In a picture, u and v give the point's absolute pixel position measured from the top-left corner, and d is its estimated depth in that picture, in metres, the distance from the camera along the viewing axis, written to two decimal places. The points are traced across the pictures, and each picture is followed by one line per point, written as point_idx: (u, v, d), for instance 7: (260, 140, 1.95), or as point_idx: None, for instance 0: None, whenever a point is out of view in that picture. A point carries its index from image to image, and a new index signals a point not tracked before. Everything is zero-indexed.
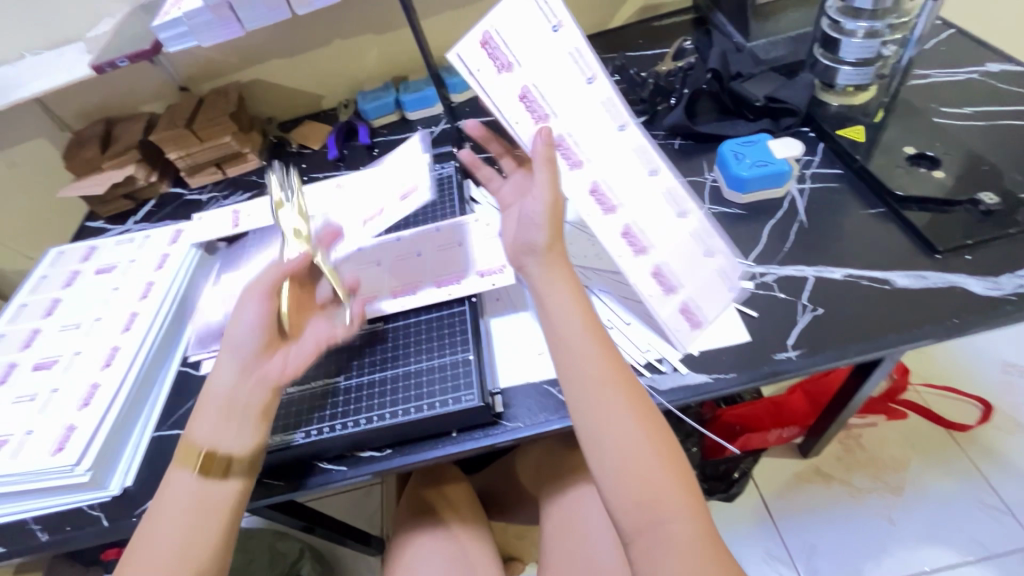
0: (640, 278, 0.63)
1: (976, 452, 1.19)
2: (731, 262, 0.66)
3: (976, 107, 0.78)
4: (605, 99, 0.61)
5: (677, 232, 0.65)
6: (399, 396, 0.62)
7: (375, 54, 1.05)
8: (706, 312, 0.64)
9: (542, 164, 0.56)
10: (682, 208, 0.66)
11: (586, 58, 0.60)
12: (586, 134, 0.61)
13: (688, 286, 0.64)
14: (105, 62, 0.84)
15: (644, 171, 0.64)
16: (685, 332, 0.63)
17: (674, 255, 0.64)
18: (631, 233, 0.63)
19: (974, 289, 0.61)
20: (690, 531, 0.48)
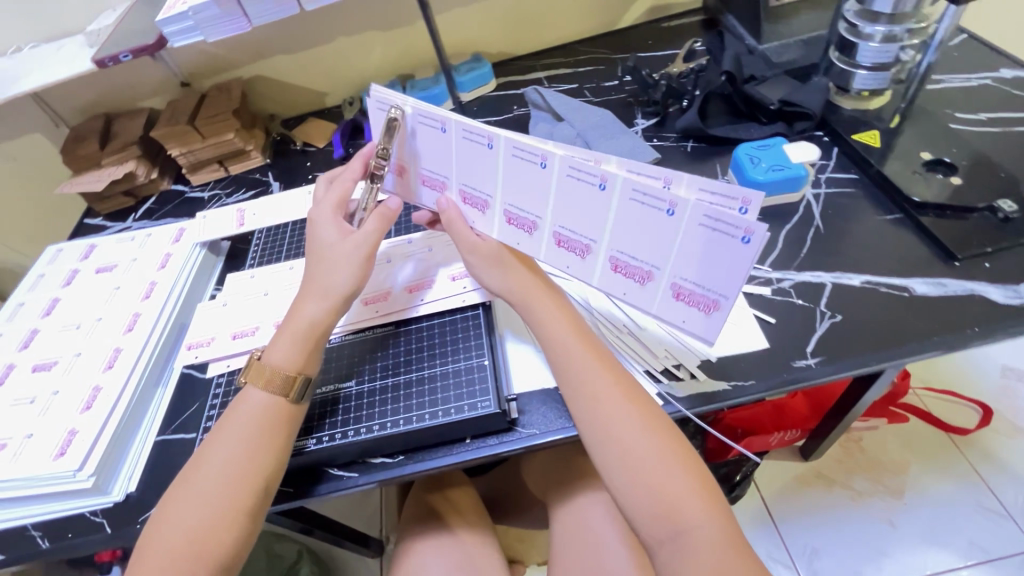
0: (603, 280, 0.57)
1: (977, 456, 1.19)
2: (703, 208, 0.47)
3: (991, 113, 0.77)
4: (462, 132, 0.55)
5: (623, 213, 0.51)
6: (412, 402, 0.61)
7: (381, 51, 1.04)
8: (706, 285, 0.51)
9: (449, 224, 0.61)
10: (598, 177, 0.50)
11: (429, 112, 0.56)
12: (469, 173, 0.58)
13: (664, 266, 0.52)
14: (108, 55, 0.81)
15: (534, 168, 0.53)
16: (701, 318, 0.53)
17: (626, 239, 0.53)
18: (566, 238, 0.57)
19: (993, 297, 0.60)
20: (714, 538, 0.47)
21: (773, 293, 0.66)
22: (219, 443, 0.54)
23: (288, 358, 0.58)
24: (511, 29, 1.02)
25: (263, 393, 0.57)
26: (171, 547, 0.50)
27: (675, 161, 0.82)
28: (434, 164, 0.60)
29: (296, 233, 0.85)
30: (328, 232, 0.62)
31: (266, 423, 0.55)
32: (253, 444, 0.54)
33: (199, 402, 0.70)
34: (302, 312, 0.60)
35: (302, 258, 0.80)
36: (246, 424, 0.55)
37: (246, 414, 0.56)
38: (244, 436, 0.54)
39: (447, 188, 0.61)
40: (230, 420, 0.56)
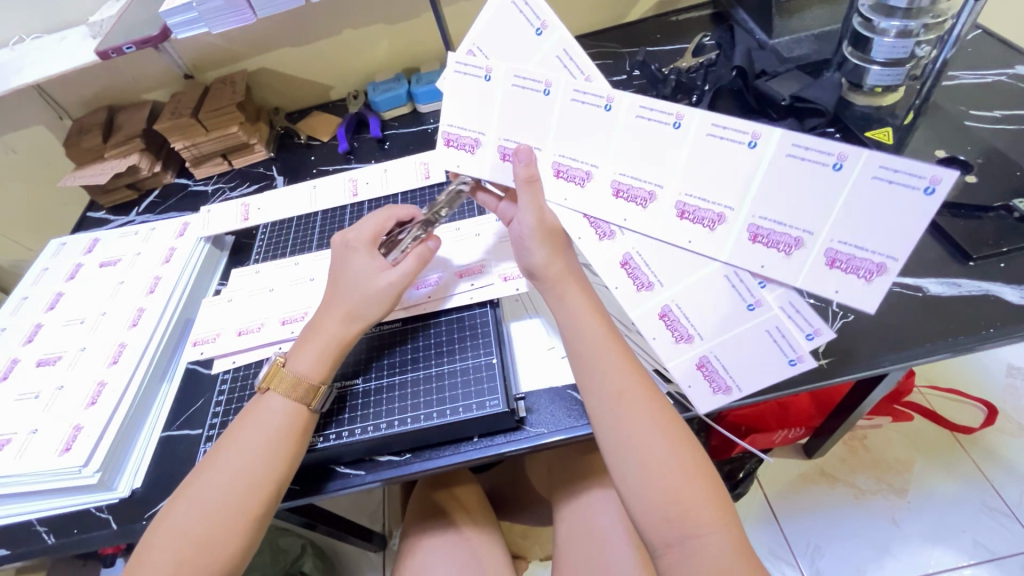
0: (644, 317, 0.59)
1: (982, 455, 1.19)
2: (879, 156, 0.47)
3: (1005, 110, 0.77)
4: (557, 53, 0.57)
5: (698, 148, 0.54)
6: (420, 400, 0.61)
7: (386, 44, 1.02)
8: (733, 373, 0.57)
9: (524, 187, 0.56)
10: (674, 115, 0.54)
11: (529, 74, 0.57)
12: (579, 140, 0.58)
13: (710, 337, 0.57)
14: (110, 47, 0.80)
15: (598, 111, 0.56)
16: (784, 342, 0.54)
17: (692, 292, 0.57)
18: (633, 265, 0.59)
19: (1009, 298, 0.60)
20: (723, 546, 0.47)
21: None
22: (236, 445, 0.54)
23: (311, 368, 0.58)
24: None
25: (286, 400, 0.57)
26: (177, 549, 0.50)
27: None
28: (466, 120, 0.62)
29: (300, 229, 0.85)
30: (363, 265, 0.61)
31: (281, 433, 0.55)
32: (269, 450, 0.54)
33: (203, 399, 0.69)
34: (330, 330, 0.60)
35: (307, 253, 0.80)
36: (264, 430, 0.55)
37: (263, 419, 0.56)
38: (262, 440, 0.54)
39: (479, 146, 0.62)
40: (247, 424, 0.56)
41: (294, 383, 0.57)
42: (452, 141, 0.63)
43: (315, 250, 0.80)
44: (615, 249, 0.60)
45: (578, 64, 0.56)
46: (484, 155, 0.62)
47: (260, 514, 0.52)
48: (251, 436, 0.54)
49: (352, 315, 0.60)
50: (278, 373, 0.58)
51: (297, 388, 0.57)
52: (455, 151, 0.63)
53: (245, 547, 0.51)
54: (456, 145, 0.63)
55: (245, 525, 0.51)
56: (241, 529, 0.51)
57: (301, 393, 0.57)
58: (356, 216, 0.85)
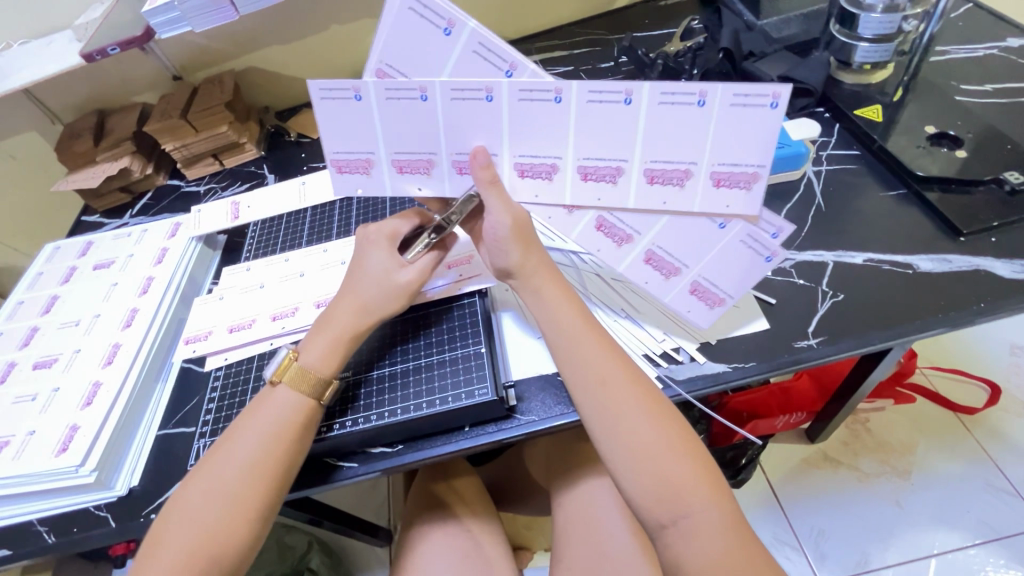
0: (632, 268, 0.60)
1: (985, 434, 1.18)
2: (731, 86, 0.46)
3: (997, 84, 0.76)
4: (472, 49, 0.51)
5: (655, 119, 0.50)
6: (410, 390, 0.61)
7: (373, 39, 1.03)
8: (721, 284, 0.58)
9: (488, 189, 0.55)
10: (622, 92, 0.49)
11: (398, 83, 0.52)
12: (522, 134, 0.53)
13: (693, 263, 0.58)
14: (95, 49, 0.80)
15: (550, 104, 0.51)
16: (756, 246, 0.55)
17: (671, 231, 0.57)
18: (609, 224, 0.58)
19: (1000, 272, 0.59)
20: (714, 524, 0.47)
21: (774, 274, 0.65)
22: (243, 433, 0.55)
23: (322, 360, 0.58)
24: (506, 11, 1.00)
25: (291, 391, 0.57)
26: (185, 538, 0.50)
27: None
28: (349, 145, 0.57)
29: (290, 226, 0.85)
30: (379, 261, 0.62)
31: (280, 430, 0.55)
32: (278, 438, 0.54)
33: (199, 397, 0.70)
34: (339, 322, 0.60)
35: (297, 249, 0.80)
36: (276, 421, 0.55)
37: (272, 409, 0.56)
38: (270, 429, 0.54)
39: (372, 167, 0.59)
40: (255, 415, 0.56)
41: (307, 377, 0.57)
42: (344, 168, 0.59)
43: (306, 246, 0.80)
44: (586, 220, 0.58)
45: (498, 52, 0.51)
46: (381, 173, 0.60)
47: (268, 504, 0.52)
48: (248, 434, 0.54)
49: (363, 310, 0.60)
50: (288, 366, 0.58)
51: (306, 381, 0.57)
52: (349, 177, 0.60)
53: (252, 538, 0.52)
54: (348, 170, 0.60)
55: (252, 514, 0.51)
56: (248, 518, 0.51)
57: (308, 386, 0.57)
58: (346, 209, 0.84)
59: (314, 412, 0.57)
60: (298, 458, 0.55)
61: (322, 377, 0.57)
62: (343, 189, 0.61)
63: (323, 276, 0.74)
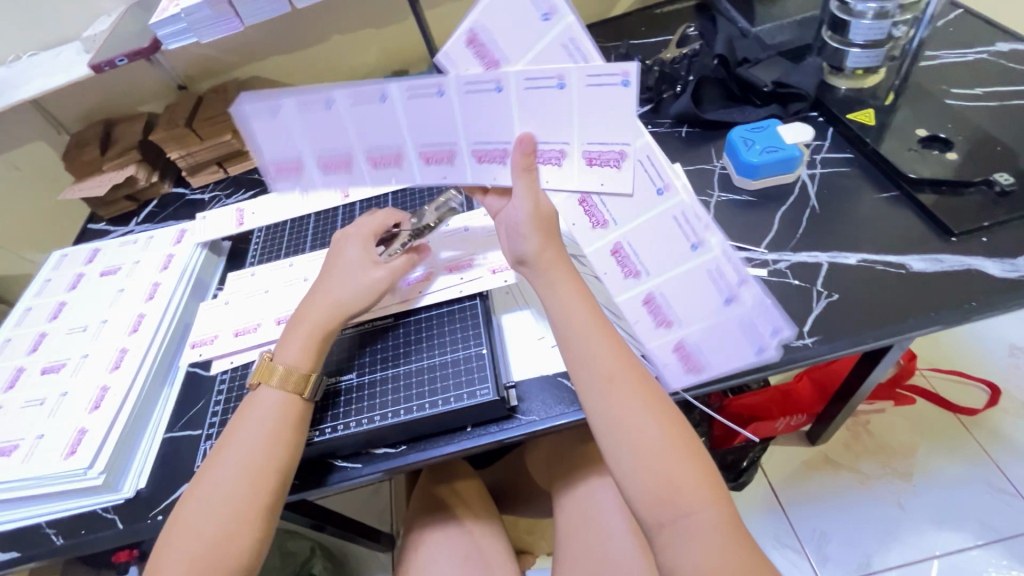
0: (628, 301, 0.62)
1: (985, 435, 1.19)
2: (583, 68, 0.51)
3: (987, 87, 0.77)
4: (562, 42, 0.51)
5: (585, 102, 0.53)
6: (413, 391, 0.62)
7: (376, 48, 1.05)
8: (706, 354, 0.58)
9: (521, 174, 0.58)
10: (619, 74, 0.51)
11: (418, 81, 0.55)
12: (540, 118, 0.56)
13: (687, 323, 0.59)
14: (104, 60, 0.82)
15: (552, 90, 0.53)
16: (752, 333, 0.56)
17: (678, 284, 0.59)
18: (624, 254, 0.61)
19: (991, 272, 0.60)
20: (713, 520, 0.47)
21: (769, 274, 0.66)
22: (241, 435, 0.56)
23: (298, 358, 0.60)
24: None
25: (279, 393, 0.58)
26: (194, 543, 0.51)
27: (670, 147, 0.82)
28: (280, 150, 0.63)
29: (294, 231, 0.86)
30: (354, 257, 0.65)
31: (271, 434, 0.56)
32: (272, 443, 0.55)
33: (204, 400, 0.71)
34: (314, 320, 0.61)
35: (301, 254, 0.82)
36: (267, 419, 0.56)
37: (262, 414, 0.57)
38: (263, 434, 0.55)
39: (403, 159, 0.62)
40: (249, 417, 0.57)
41: (289, 376, 0.59)
42: (380, 164, 0.63)
43: (309, 252, 0.81)
44: (607, 237, 0.61)
45: (582, 53, 0.51)
46: (312, 173, 0.65)
47: (272, 502, 0.54)
48: (246, 440, 0.55)
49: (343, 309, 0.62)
50: (268, 369, 0.59)
51: (290, 381, 0.58)
52: (383, 172, 0.64)
53: (258, 542, 0.53)
54: (381, 166, 0.63)
55: (256, 516, 0.53)
56: (252, 521, 0.52)
57: (295, 384, 0.58)
58: (349, 215, 0.86)
59: (302, 409, 0.58)
60: (294, 454, 0.56)
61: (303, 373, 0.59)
62: (285, 187, 0.67)
63: None
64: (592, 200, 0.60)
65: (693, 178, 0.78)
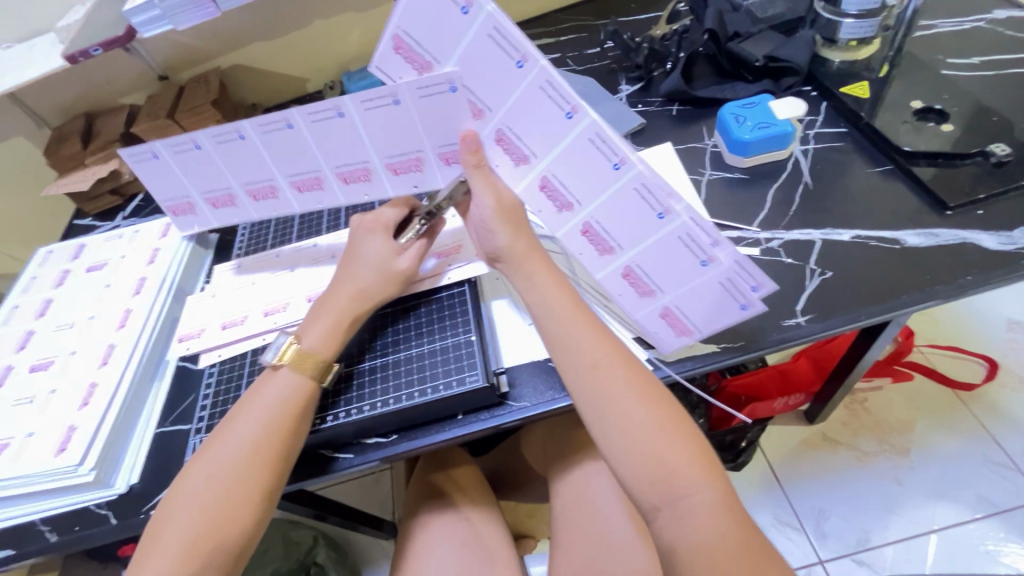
0: (609, 278, 0.61)
1: (983, 409, 1.19)
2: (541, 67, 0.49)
3: (983, 56, 0.75)
4: (487, 33, 0.49)
5: (497, 93, 0.52)
6: (402, 381, 0.61)
7: (359, 33, 1.02)
8: (693, 319, 0.58)
9: (473, 173, 0.56)
10: (515, 58, 0.49)
11: (369, 95, 0.54)
12: (498, 111, 0.53)
13: (670, 289, 0.57)
14: (77, 51, 0.80)
15: (511, 70, 0.50)
16: (734, 291, 0.54)
17: (652, 254, 0.56)
18: (594, 232, 0.58)
19: (987, 244, 0.59)
20: (710, 502, 0.47)
21: (761, 254, 0.65)
22: (237, 424, 0.55)
23: (321, 343, 0.59)
24: None
25: (295, 375, 0.57)
26: (188, 527, 0.50)
27: (661, 126, 0.81)
28: (209, 183, 0.65)
29: (280, 221, 0.85)
30: (375, 245, 0.62)
31: (280, 408, 0.55)
32: (272, 423, 0.55)
33: (194, 394, 0.70)
34: (341, 307, 0.60)
35: (288, 245, 0.80)
36: (269, 404, 0.55)
37: (268, 395, 0.56)
38: (264, 419, 0.55)
39: (372, 173, 0.62)
40: (252, 402, 0.56)
41: (303, 357, 0.58)
42: (351, 180, 0.63)
43: (296, 242, 0.80)
44: (574, 220, 0.58)
45: (512, 40, 0.48)
46: (243, 204, 0.67)
47: (269, 488, 0.53)
48: (245, 425, 0.54)
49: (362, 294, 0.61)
50: (291, 350, 0.58)
51: (304, 362, 0.57)
52: (355, 186, 0.64)
53: (254, 524, 0.52)
54: (353, 180, 0.63)
55: (252, 503, 0.52)
56: (246, 509, 0.52)
57: (310, 368, 0.57)
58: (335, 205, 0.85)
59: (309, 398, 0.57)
60: (295, 443, 0.55)
61: (321, 359, 0.58)
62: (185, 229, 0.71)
63: (314, 271, 0.74)
64: (553, 183, 0.56)
65: (684, 157, 0.77)
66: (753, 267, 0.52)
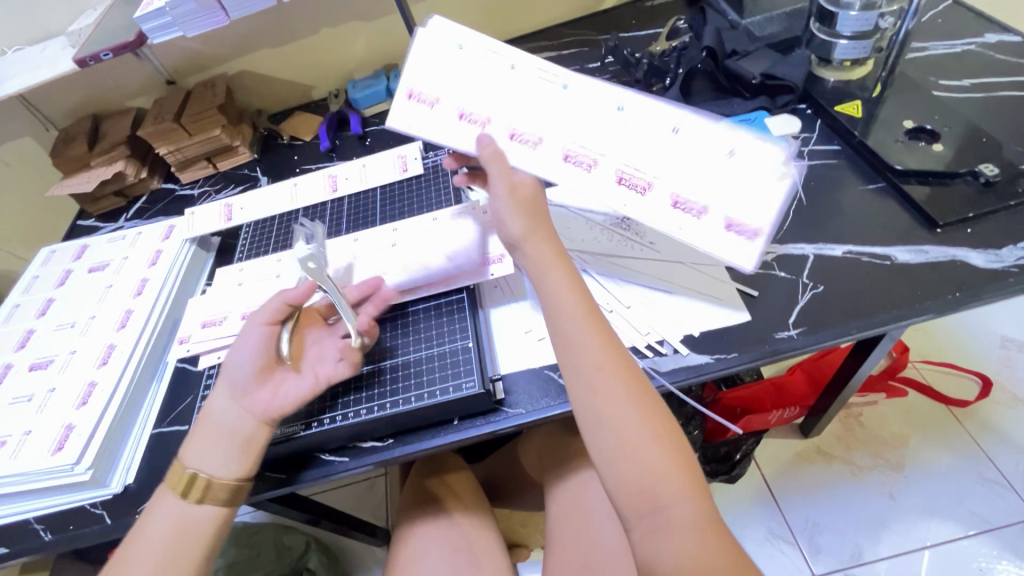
0: (658, 218, 0.57)
1: (975, 426, 1.20)
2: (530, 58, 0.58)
3: (975, 78, 0.77)
4: (483, 54, 0.58)
5: (514, 87, 0.58)
6: (400, 385, 0.62)
7: (364, 41, 1.04)
8: (754, 217, 0.55)
9: (494, 158, 0.56)
10: (505, 59, 0.58)
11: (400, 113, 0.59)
12: (517, 105, 0.58)
13: (716, 200, 0.56)
14: (88, 54, 0.82)
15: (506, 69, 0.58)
16: (771, 165, 0.55)
17: (684, 169, 0.57)
18: (625, 177, 0.58)
19: (975, 262, 0.61)
20: (693, 514, 0.47)
21: (755, 267, 0.66)
22: (139, 544, 0.52)
23: (207, 465, 0.55)
24: (494, 15, 1.02)
25: (175, 506, 0.54)
26: None
27: None
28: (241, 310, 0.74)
29: (285, 225, 0.87)
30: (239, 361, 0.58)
31: (184, 533, 0.53)
32: (173, 541, 0.52)
33: (193, 395, 0.71)
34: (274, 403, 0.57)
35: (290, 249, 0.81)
36: (162, 529, 0.53)
37: (161, 520, 0.53)
38: (166, 537, 0.53)
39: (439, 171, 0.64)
40: (148, 527, 0.53)
41: (187, 483, 0.54)
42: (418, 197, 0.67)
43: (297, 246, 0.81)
44: (602, 174, 0.58)
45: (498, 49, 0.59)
46: None
47: None
48: (147, 544, 0.52)
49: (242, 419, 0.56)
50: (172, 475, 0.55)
51: (188, 488, 0.54)
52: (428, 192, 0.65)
53: None
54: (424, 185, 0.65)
55: None
56: None
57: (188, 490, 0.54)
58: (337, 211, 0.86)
59: (211, 519, 0.54)
60: (203, 557, 0.53)
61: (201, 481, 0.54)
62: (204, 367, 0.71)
63: None
64: (572, 150, 0.58)
65: None
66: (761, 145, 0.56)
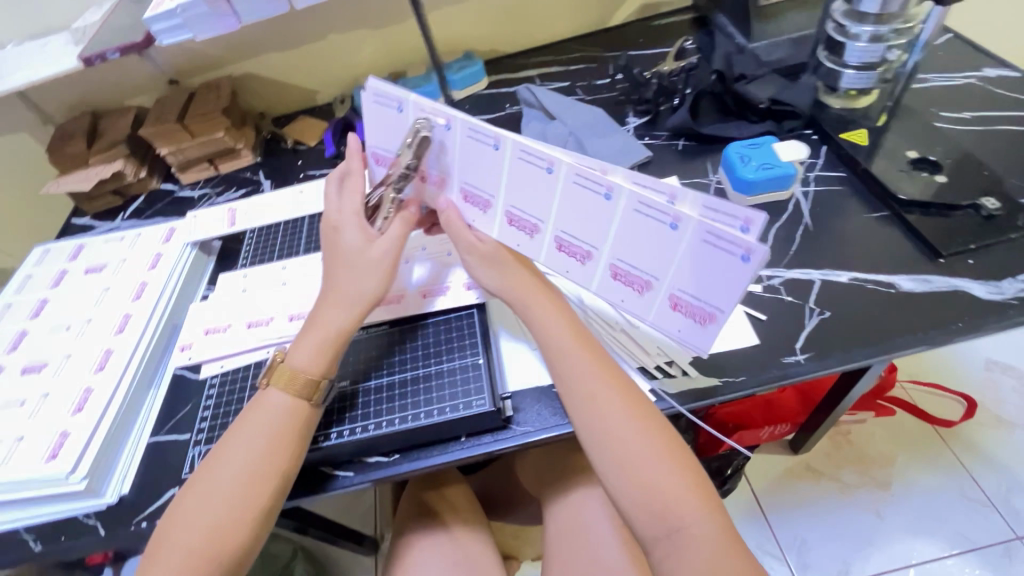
0: (604, 285, 0.59)
1: (961, 447, 1.22)
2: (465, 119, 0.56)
3: (974, 112, 0.79)
4: (420, 116, 0.58)
5: (458, 151, 0.58)
6: (408, 401, 0.62)
7: (373, 48, 1.04)
8: (703, 299, 0.53)
9: (447, 225, 0.62)
10: (442, 120, 0.57)
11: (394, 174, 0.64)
12: (465, 171, 0.59)
13: (662, 276, 0.54)
14: (94, 53, 0.80)
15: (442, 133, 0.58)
16: (721, 242, 0.48)
17: (624, 243, 0.54)
18: (567, 244, 0.58)
19: (977, 293, 0.62)
20: (710, 535, 0.47)
21: (763, 291, 0.67)
22: (236, 441, 0.54)
23: (308, 362, 0.58)
24: (503, 27, 1.02)
25: (283, 395, 0.56)
26: (189, 541, 0.50)
27: (666, 158, 0.83)
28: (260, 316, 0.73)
29: (290, 233, 0.84)
30: (352, 237, 0.60)
31: (287, 422, 0.55)
32: (271, 438, 0.54)
33: (191, 403, 0.69)
34: (327, 320, 0.59)
35: (296, 257, 0.80)
36: (267, 421, 0.55)
37: (264, 412, 0.56)
38: (267, 433, 0.54)
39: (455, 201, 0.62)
40: (252, 417, 0.56)
41: (292, 378, 0.57)
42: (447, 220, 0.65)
43: (303, 254, 0.80)
44: (546, 240, 0.59)
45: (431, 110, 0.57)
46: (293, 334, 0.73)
47: (271, 501, 0.53)
48: (245, 442, 0.54)
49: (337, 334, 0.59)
50: (277, 368, 0.58)
51: (293, 383, 0.57)
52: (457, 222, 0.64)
53: (253, 538, 0.52)
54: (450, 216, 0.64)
55: (253, 516, 0.52)
56: (247, 523, 0.51)
57: (300, 387, 0.56)
58: None
59: (310, 415, 0.57)
60: (294, 463, 0.55)
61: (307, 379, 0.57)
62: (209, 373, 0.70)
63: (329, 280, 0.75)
64: (516, 214, 0.59)
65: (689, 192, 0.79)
66: (727, 204, 0.48)
